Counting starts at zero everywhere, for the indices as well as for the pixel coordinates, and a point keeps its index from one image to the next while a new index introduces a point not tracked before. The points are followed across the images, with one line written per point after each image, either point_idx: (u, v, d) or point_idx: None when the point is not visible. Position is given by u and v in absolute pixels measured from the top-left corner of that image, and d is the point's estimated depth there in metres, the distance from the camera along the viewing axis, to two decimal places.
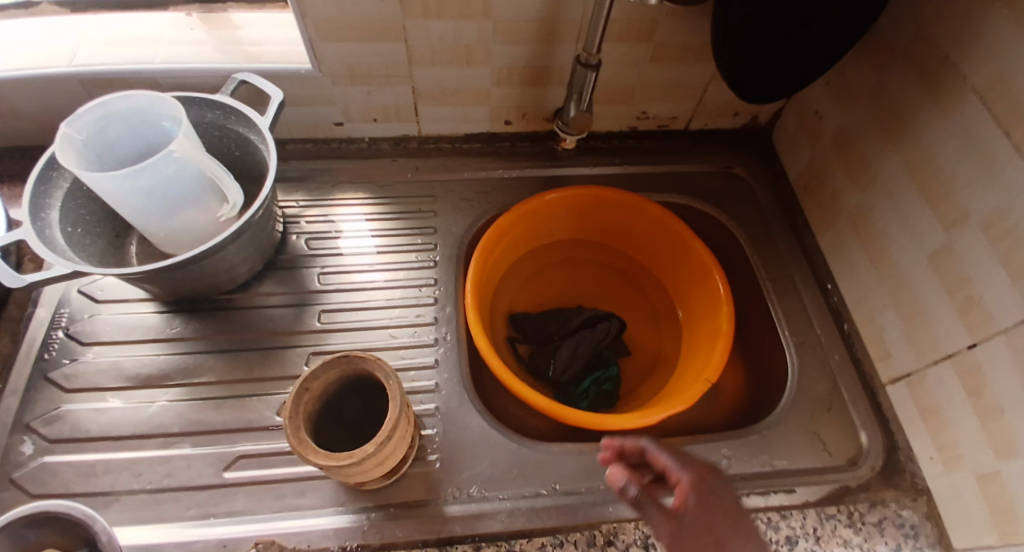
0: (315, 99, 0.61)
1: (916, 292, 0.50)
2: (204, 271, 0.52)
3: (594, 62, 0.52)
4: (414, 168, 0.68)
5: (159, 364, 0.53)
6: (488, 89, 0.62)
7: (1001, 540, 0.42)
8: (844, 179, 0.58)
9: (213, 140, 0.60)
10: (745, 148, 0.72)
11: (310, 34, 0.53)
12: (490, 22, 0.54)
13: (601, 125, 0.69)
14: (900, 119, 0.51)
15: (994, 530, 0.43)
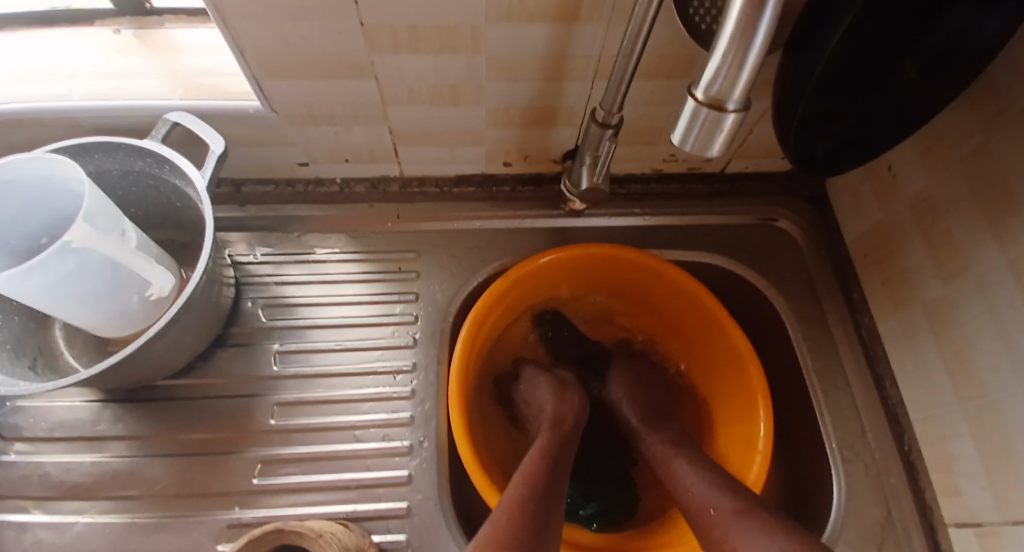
0: (271, 139, 0.50)
1: (1008, 431, 0.39)
2: (128, 369, 0.43)
3: (614, 121, 0.40)
4: (394, 217, 0.57)
5: (87, 469, 0.46)
6: (481, 130, 0.50)
7: None
8: (924, 264, 0.46)
9: (149, 188, 0.50)
10: (794, 197, 0.60)
11: (252, 71, 0.42)
12: (482, 58, 0.41)
13: (619, 167, 0.57)
14: (1013, 210, 0.38)
15: None
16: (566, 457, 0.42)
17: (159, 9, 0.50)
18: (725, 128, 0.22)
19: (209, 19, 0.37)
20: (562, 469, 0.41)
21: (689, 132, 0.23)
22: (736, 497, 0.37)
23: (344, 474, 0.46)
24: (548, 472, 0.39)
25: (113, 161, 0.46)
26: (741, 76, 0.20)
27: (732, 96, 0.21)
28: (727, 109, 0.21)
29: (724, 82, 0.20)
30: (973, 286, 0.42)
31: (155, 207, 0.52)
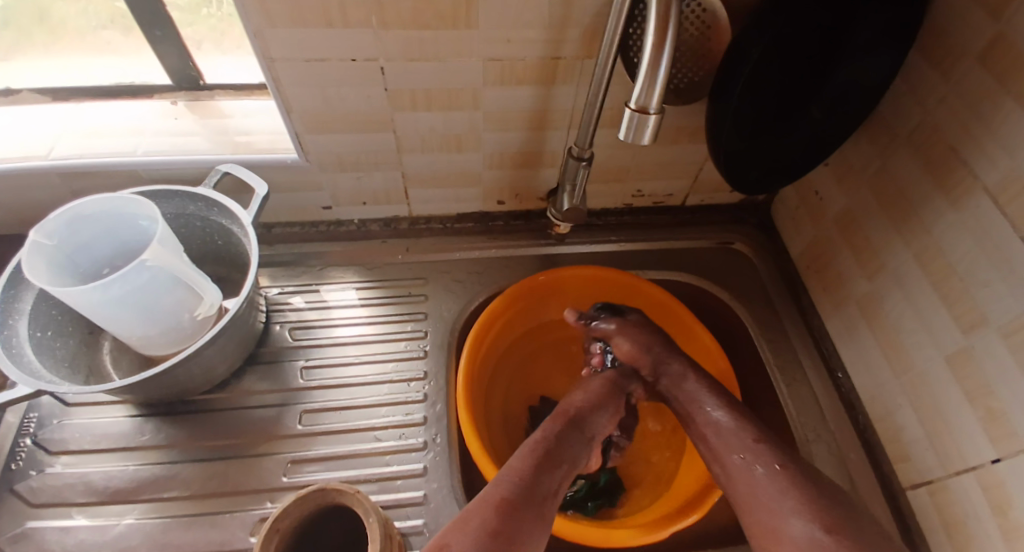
0: (301, 185, 0.59)
1: (934, 394, 0.46)
2: (177, 378, 0.50)
3: (586, 155, 0.50)
4: (404, 250, 0.66)
5: (129, 476, 0.50)
6: (479, 172, 0.60)
7: None
8: (851, 266, 0.56)
9: (196, 228, 0.58)
10: (745, 224, 0.70)
11: (295, 127, 0.52)
12: (480, 113, 0.52)
13: (595, 203, 0.67)
14: (907, 211, 0.48)
15: None
16: (563, 456, 0.43)
17: (210, 84, 0.62)
18: (650, 127, 0.34)
19: (268, 90, 0.48)
20: (558, 461, 0.42)
21: (629, 130, 0.35)
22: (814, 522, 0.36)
23: (365, 469, 0.51)
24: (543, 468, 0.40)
25: (168, 206, 0.55)
26: (654, 91, 0.33)
27: (650, 104, 0.33)
28: (650, 113, 0.34)
29: (644, 94, 0.33)
30: (888, 277, 0.51)
31: (197, 245, 0.61)
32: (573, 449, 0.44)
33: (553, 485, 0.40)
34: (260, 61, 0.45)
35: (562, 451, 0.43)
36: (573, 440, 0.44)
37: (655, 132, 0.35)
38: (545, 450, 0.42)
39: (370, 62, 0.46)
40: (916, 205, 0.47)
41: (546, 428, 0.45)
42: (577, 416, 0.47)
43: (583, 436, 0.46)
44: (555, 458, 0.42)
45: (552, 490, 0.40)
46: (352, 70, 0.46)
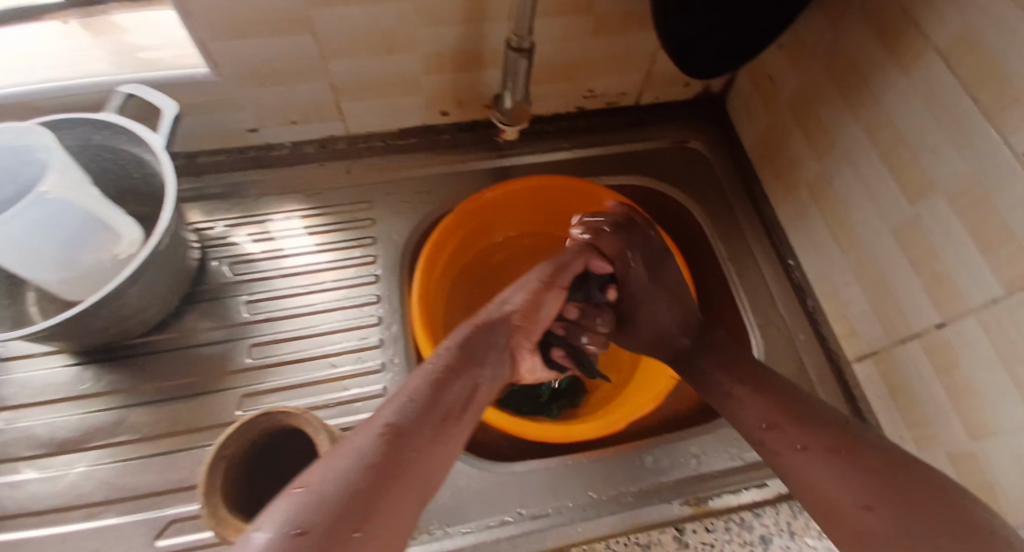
0: (220, 105, 0.53)
1: (881, 268, 0.47)
2: (106, 320, 0.46)
3: (526, 46, 0.46)
4: (345, 171, 0.61)
5: (77, 425, 0.48)
6: (417, 78, 0.55)
7: None
8: (803, 150, 0.55)
9: (106, 160, 0.53)
10: (700, 121, 0.68)
11: (198, 35, 0.46)
12: (409, 4, 0.46)
13: (545, 107, 0.63)
14: (859, 84, 0.46)
15: None
16: (468, 366, 0.38)
17: None
18: None
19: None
20: (458, 375, 0.37)
21: None
22: (825, 435, 0.36)
23: (322, 396, 0.50)
24: (445, 382, 0.36)
25: (70, 136, 0.49)
26: None
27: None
28: None
29: None
30: (839, 157, 0.50)
31: (113, 180, 0.55)
32: (482, 361, 0.40)
33: (458, 402, 0.36)
34: None
35: (468, 363, 0.39)
36: (487, 349, 0.41)
37: None
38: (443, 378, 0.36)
39: None
40: (868, 76, 0.45)
41: (460, 331, 0.42)
42: (498, 320, 0.44)
43: (499, 345, 0.42)
44: (460, 374, 0.37)
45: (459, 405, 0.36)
46: None
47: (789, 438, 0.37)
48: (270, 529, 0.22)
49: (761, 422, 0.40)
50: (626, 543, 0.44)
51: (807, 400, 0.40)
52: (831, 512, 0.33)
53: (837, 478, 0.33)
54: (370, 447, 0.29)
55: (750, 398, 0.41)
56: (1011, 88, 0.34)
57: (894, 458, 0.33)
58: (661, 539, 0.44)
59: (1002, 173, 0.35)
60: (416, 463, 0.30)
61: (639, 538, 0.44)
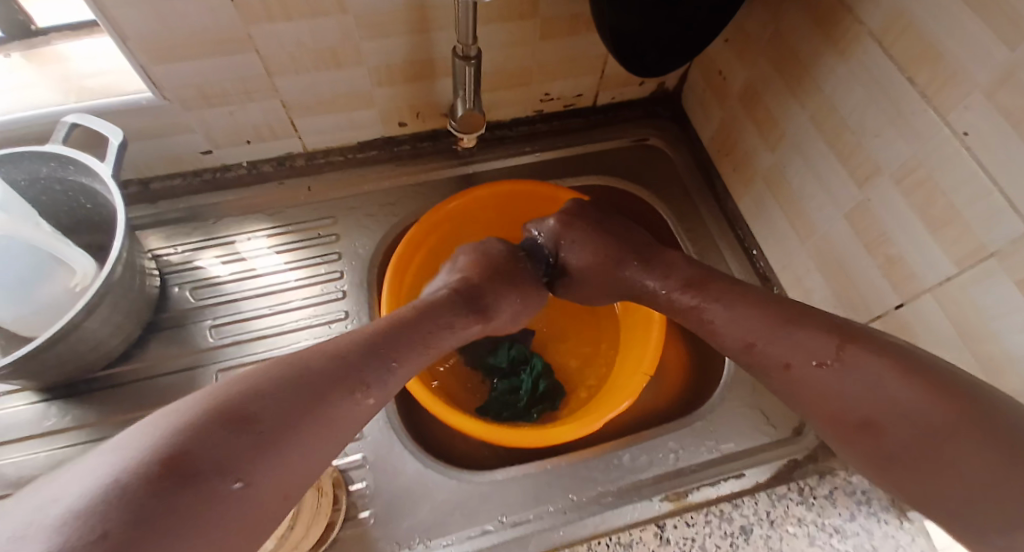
0: (169, 129, 0.52)
1: (838, 253, 0.48)
2: (64, 357, 0.45)
3: (473, 52, 0.46)
4: (306, 189, 0.61)
5: (42, 464, 0.47)
6: (369, 91, 0.55)
7: None
8: (757, 141, 0.55)
9: (56, 192, 0.51)
10: (658, 117, 0.68)
11: (137, 59, 0.45)
12: (351, 17, 0.46)
13: (503, 113, 0.63)
14: (803, 73, 0.47)
15: None
16: (397, 338, 0.36)
17: (44, 29, 0.51)
18: None
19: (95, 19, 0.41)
20: (382, 346, 0.35)
21: None
22: (822, 334, 0.34)
23: None
24: (366, 354, 0.33)
25: (18, 170, 0.47)
26: None
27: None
28: None
29: None
30: (790, 146, 0.51)
31: (64, 213, 0.54)
32: (415, 335, 0.37)
33: (375, 372, 0.33)
34: None
35: (399, 336, 0.36)
36: (422, 326, 0.38)
37: None
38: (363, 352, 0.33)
39: None
40: (811, 65, 0.46)
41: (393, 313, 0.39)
42: (434, 302, 0.41)
43: (439, 325, 0.39)
44: (387, 344, 0.35)
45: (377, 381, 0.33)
46: None
47: (778, 354, 0.35)
48: (140, 452, 0.22)
49: (742, 341, 0.38)
50: (607, 544, 0.43)
51: (795, 303, 0.38)
52: (834, 421, 0.32)
53: (837, 386, 0.32)
54: (266, 384, 0.28)
55: (729, 312, 0.39)
56: (943, 70, 0.35)
57: (899, 353, 0.31)
58: (642, 537, 0.44)
59: (943, 152, 0.36)
60: (323, 402, 0.29)
61: (620, 537, 0.44)
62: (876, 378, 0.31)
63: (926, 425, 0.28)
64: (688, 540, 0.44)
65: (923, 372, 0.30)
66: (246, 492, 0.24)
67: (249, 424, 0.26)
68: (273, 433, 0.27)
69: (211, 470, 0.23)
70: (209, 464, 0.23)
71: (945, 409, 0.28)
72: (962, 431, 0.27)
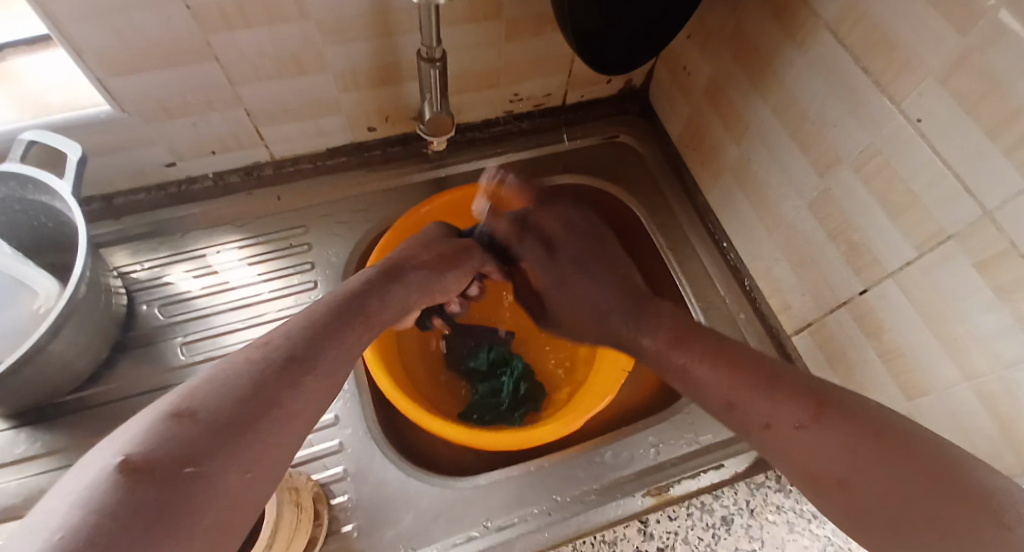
0: (129, 142, 0.51)
1: (804, 242, 0.49)
2: (29, 382, 0.43)
3: (438, 56, 0.45)
4: (275, 198, 0.60)
5: (13, 493, 0.45)
6: (335, 97, 0.54)
7: None
8: (723, 135, 0.56)
9: (15, 213, 0.49)
10: (627, 114, 0.69)
11: (92, 72, 0.44)
12: (311, 23, 0.45)
13: (473, 114, 0.63)
14: (763, 67, 0.48)
15: None
16: (369, 304, 0.37)
17: None
18: None
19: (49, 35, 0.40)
20: (359, 313, 0.36)
21: None
22: (796, 395, 0.34)
23: None
24: (341, 312, 0.34)
25: None
26: None
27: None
28: None
29: None
30: (754, 138, 0.52)
31: (25, 234, 0.52)
32: (382, 306, 0.39)
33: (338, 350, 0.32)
34: None
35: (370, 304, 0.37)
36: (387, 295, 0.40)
37: None
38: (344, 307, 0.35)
39: None
40: (770, 58, 0.47)
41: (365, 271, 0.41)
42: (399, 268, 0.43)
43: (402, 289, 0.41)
44: (364, 307, 0.37)
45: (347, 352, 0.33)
46: None
47: (756, 412, 0.35)
48: (136, 453, 0.20)
49: (721, 401, 0.38)
50: (592, 543, 0.43)
51: (770, 362, 0.38)
52: (813, 480, 0.31)
53: (811, 444, 0.32)
54: (247, 373, 0.26)
55: (709, 371, 0.39)
56: (895, 59, 0.36)
57: (861, 408, 0.32)
58: (627, 534, 0.43)
59: (899, 139, 0.37)
60: (305, 397, 0.28)
61: (604, 535, 0.43)
62: (842, 443, 0.30)
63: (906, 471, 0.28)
64: (672, 534, 0.43)
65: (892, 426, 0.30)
66: (248, 483, 0.23)
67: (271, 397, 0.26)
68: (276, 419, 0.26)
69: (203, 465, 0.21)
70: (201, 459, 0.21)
71: (921, 468, 0.28)
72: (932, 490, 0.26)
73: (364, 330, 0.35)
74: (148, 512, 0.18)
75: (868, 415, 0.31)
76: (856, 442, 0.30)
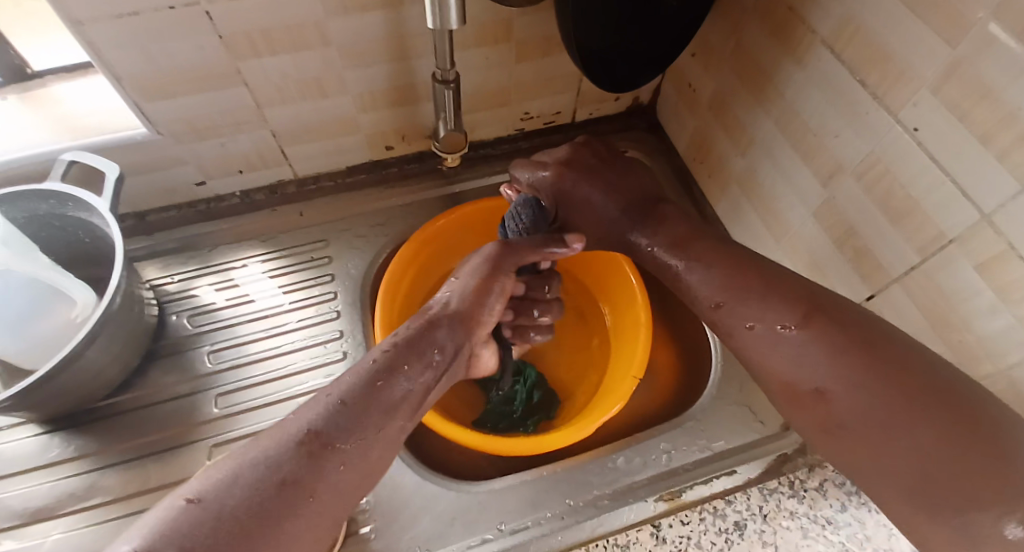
0: (162, 162, 0.54)
1: (810, 249, 0.50)
2: (66, 387, 0.46)
3: (451, 77, 0.48)
4: (298, 214, 0.63)
5: (48, 494, 0.47)
6: (355, 117, 0.57)
7: None
8: (728, 147, 0.58)
9: (56, 229, 0.53)
10: (635, 130, 0.71)
11: (131, 97, 0.47)
12: (334, 49, 0.48)
13: (486, 132, 0.65)
14: (764, 81, 0.50)
15: None
16: (420, 349, 0.37)
17: (42, 72, 0.54)
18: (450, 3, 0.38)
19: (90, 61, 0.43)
20: (413, 352, 0.36)
21: (434, 14, 0.38)
22: (785, 299, 0.36)
23: None
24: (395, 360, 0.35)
25: (16, 210, 0.49)
26: None
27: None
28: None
29: None
30: (758, 150, 0.53)
31: (64, 248, 0.55)
32: (435, 345, 0.38)
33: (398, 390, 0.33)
34: (65, 26, 0.40)
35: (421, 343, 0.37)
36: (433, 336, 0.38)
37: (458, 12, 0.39)
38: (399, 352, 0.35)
39: (190, 8, 0.41)
40: (771, 73, 0.49)
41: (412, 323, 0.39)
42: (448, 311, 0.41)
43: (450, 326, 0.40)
44: (413, 352, 0.36)
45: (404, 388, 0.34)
46: (171, 20, 0.42)
47: (743, 315, 0.37)
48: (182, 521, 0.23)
49: (710, 299, 0.40)
50: (604, 546, 0.44)
51: (761, 261, 0.40)
52: (787, 390, 0.35)
53: (799, 350, 0.34)
54: (288, 439, 0.28)
55: (705, 272, 0.41)
56: (889, 71, 0.37)
57: (861, 331, 0.32)
58: (638, 538, 0.44)
59: (897, 147, 0.38)
60: (342, 467, 0.29)
61: (617, 539, 0.44)
62: (822, 357, 0.32)
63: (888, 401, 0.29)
64: (683, 539, 0.44)
65: (880, 349, 0.31)
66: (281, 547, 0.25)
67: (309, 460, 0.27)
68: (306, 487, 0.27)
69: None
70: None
71: (912, 397, 0.29)
72: (917, 423, 0.28)
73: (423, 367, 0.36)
74: None
75: (868, 341, 0.31)
76: (837, 353, 0.32)
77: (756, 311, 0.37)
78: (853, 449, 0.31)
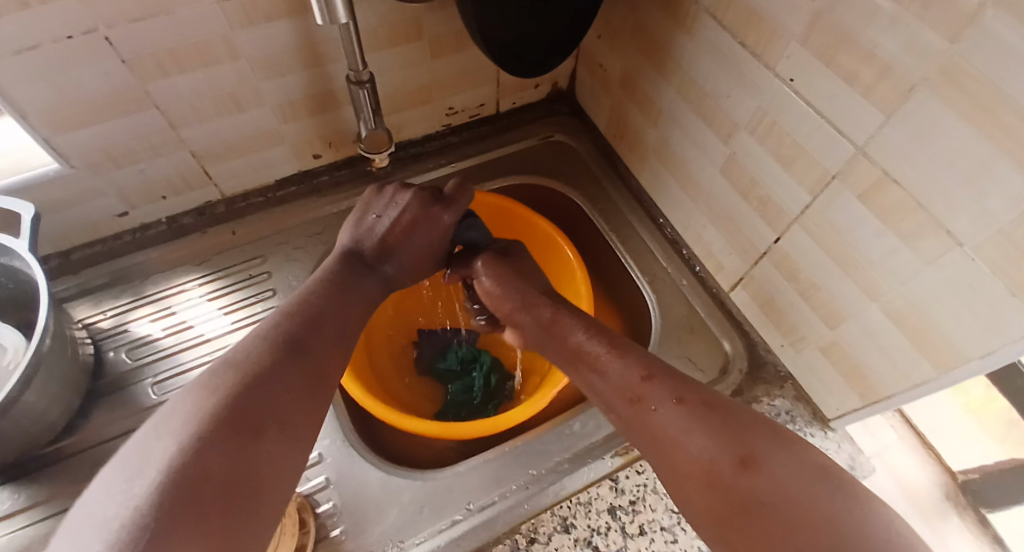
0: (81, 196, 0.53)
1: (722, 205, 0.54)
2: (4, 437, 0.44)
3: (365, 78, 0.49)
4: (231, 233, 0.62)
5: None
6: (276, 129, 0.57)
7: (860, 400, 0.47)
8: (641, 121, 0.61)
9: None
10: (557, 115, 0.74)
11: (37, 132, 0.45)
12: (243, 61, 0.48)
13: (413, 130, 0.66)
14: (663, 54, 0.53)
15: (851, 392, 0.47)
16: (333, 288, 0.42)
17: None
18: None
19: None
20: (327, 309, 0.40)
21: (323, 11, 0.40)
22: (699, 386, 0.36)
23: None
24: (294, 336, 0.36)
25: None
26: None
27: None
28: None
29: None
30: (667, 119, 0.57)
31: None
32: (352, 284, 0.44)
33: (319, 349, 0.36)
34: None
35: (337, 281, 0.43)
36: (352, 282, 0.44)
37: (348, 7, 0.40)
38: (324, 292, 0.41)
39: (89, 34, 0.41)
40: (667, 46, 0.52)
41: (329, 264, 0.46)
42: (360, 250, 0.48)
43: (363, 271, 0.46)
44: (328, 290, 0.41)
45: (325, 348, 0.37)
46: (71, 50, 0.41)
47: (665, 392, 0.35)
48: (188, 440, 0.27)
49: (637, 375, 0.37)
50: (569, 506, 0.46)
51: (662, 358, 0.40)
52: (706, 472, 0.31)
53: (714, 431, 0.32)
54: (251, 369, 0.32)
55: (622, 352, 0.40)
56: (763, 30, 0.41)
57: (759, 417, 0.34)
58: (599, 493, 0.47)
59: (779, 99, 0.42)
60: (294, 388, 0.33)
61: (579, 497, 0.46)
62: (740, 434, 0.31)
63: (790, 476, 0.29)
64: (641, 487, 0.47)
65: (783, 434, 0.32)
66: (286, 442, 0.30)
67: (273, 387, 0.32)
68: (286, 404, 0.32)
69: (261, 430, 0.29)
70: (260, 425, 0.29)
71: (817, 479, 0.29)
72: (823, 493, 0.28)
73: (336, 323, 0.39)
74: (210, 493, 0.25)
75: (767, 422, 0.33)
76: (752, 432, 0.32)
77: (663, 393, 0.36)
78: (770, 533, 0.28)
